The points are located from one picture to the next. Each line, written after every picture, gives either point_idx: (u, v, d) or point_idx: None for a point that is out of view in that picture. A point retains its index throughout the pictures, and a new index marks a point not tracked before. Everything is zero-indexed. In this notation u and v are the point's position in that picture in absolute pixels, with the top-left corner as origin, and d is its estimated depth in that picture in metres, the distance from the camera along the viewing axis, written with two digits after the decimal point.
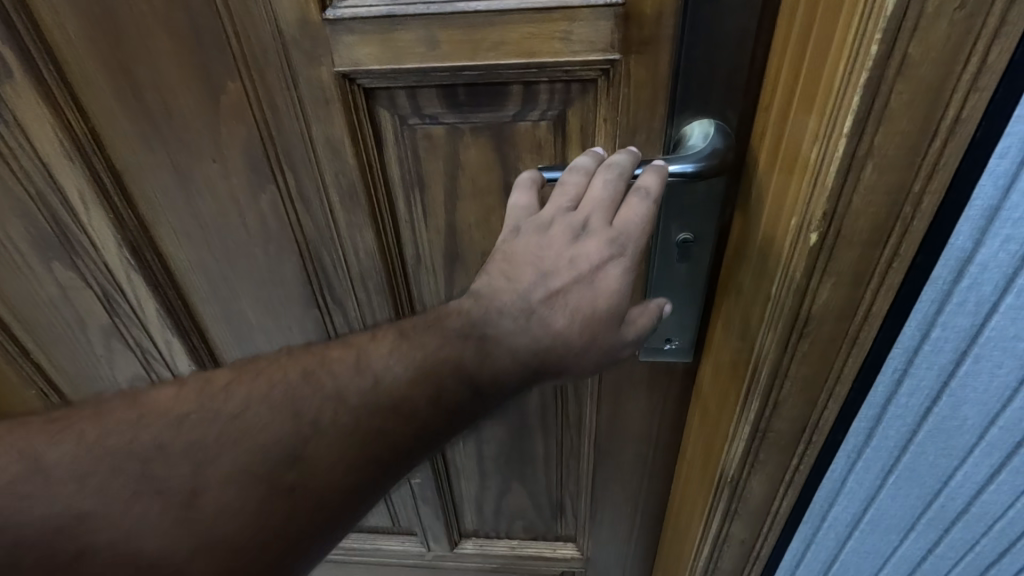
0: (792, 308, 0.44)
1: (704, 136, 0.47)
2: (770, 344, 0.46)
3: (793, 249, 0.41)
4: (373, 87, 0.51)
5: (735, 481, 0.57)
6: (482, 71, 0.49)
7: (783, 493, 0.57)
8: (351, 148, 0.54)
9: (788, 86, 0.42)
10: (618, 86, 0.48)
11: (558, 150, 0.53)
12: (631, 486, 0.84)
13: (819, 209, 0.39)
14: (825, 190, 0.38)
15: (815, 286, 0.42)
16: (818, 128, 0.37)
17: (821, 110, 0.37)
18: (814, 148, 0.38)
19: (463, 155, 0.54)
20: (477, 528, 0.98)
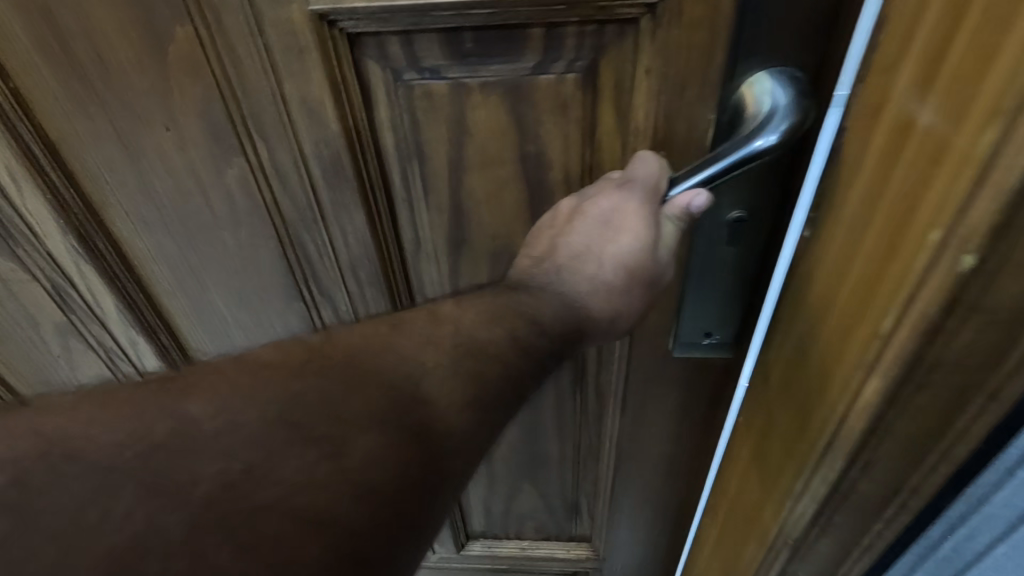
0: (911, 353, 0.32)
1: (771, 91, 0.38)
2: (870, 394, 0.35)
3: (927, 272, 0.29)
4: (358, 33, 0.41)
5: (795, 541, 0.46)
6: (496, 9, 0.39)
7: (855, 560, 0.45)
8: (334, 110, 0.44)
9: (935, 43, 0.29)
10: (667, 28, 0.38)
11: (587, 109, 0.44)
12: (653, 489, 0.77)
13: (983, 219, 0.26)
14: (1003, 190, 0.25)
15: (952, 327, 0.30)
16: (1002, 90, 0.24)
17: (1001, 77, 0.24)
18: (989, 124, 0.25)
19: (471, 118, 0.44)
20: (485, 529, 0.91)
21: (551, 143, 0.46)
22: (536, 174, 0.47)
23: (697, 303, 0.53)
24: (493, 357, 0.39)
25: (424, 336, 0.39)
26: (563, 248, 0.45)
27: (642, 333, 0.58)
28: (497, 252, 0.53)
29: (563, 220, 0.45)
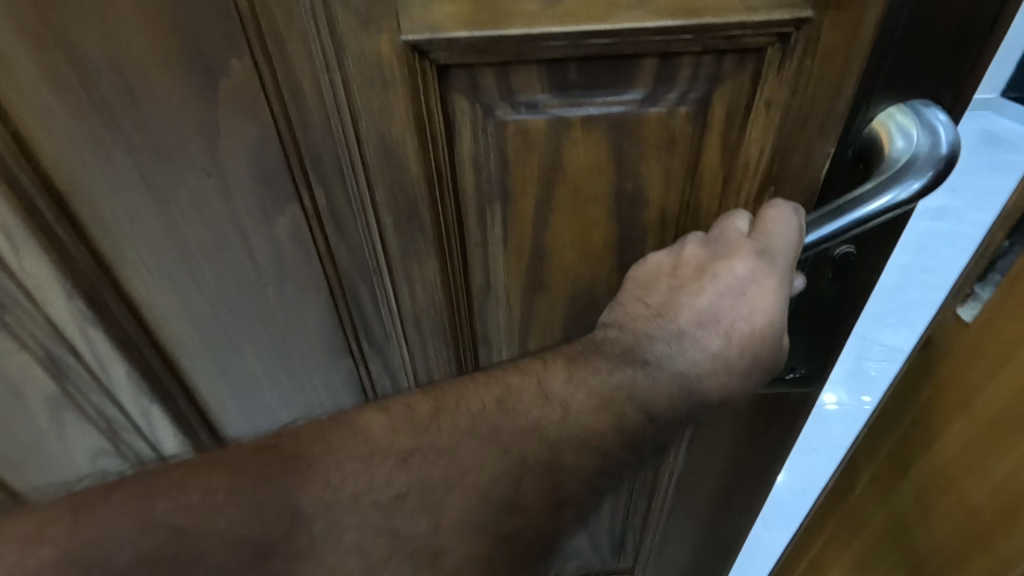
0: None
1: (908, 131, 0.36)
2: None
3: None
4: (450, 64, 0.36)
5: None
6: (614, 40, 0.34)
7: None
8: (415, 150, 0.38)
9: None
10: (799, 58, 0.35)
11: (695, 144, 0.40)
12: (707, 520, 0.75)
13: None
14: None
15: None
16: None
17: None
18: None
19: (567, 155, 0.40)
20: None
21: (651, 180, 0.42)
22: (630, 212, 0.43)
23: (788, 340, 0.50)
24: (596, 449, 0.38)
25: (532, 419, 0.38)
26: (689, 311, 0.40)
27: None
28: (576, 295, 0.49)
29: (691, 282, 0.40)
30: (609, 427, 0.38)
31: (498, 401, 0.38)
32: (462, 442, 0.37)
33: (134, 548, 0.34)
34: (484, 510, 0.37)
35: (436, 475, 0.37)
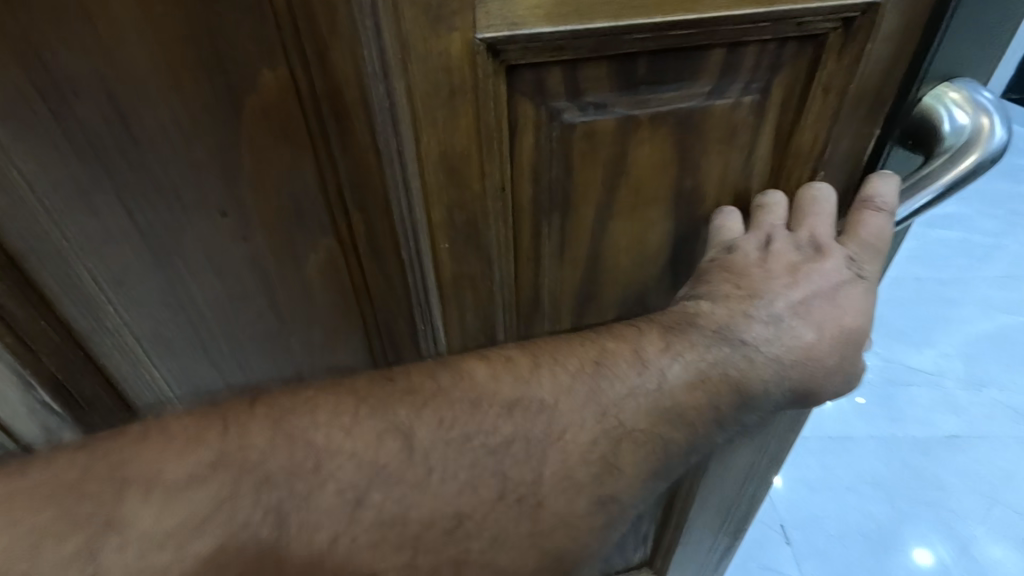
0: None
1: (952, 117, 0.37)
2: None
3: None
4: (519, 63, 0.31)
5: None
6: (694, 30, 0.32)
7: None
8: (477, 168, 0.33)
9: None
10: (861, 43, 0.35)
11: (752, 135, 0.39)
12: (729, 498, 0.76)
13: None
14: None
15: None
16: None
17: None
18: None
19: (631, 155, 0.37)
20: None
21: (708, 175, 0.40)
22: (686, 210, 0.42)
23: None
24: (684, 421, 0.39)
25: (629, 385, 0.38)
26: (786, 306, 0.40)
27: None
28: (626, 302, 0.46)
29: (787, 281, 0.40)
30: (703, 403, 0.39)
31: (596, 364, 0.38)
32: (562, 401, 0.37)
33: (266, 467, 0.32)
34: (587, 466, 0.37)
35: (540, 430, 0.36)
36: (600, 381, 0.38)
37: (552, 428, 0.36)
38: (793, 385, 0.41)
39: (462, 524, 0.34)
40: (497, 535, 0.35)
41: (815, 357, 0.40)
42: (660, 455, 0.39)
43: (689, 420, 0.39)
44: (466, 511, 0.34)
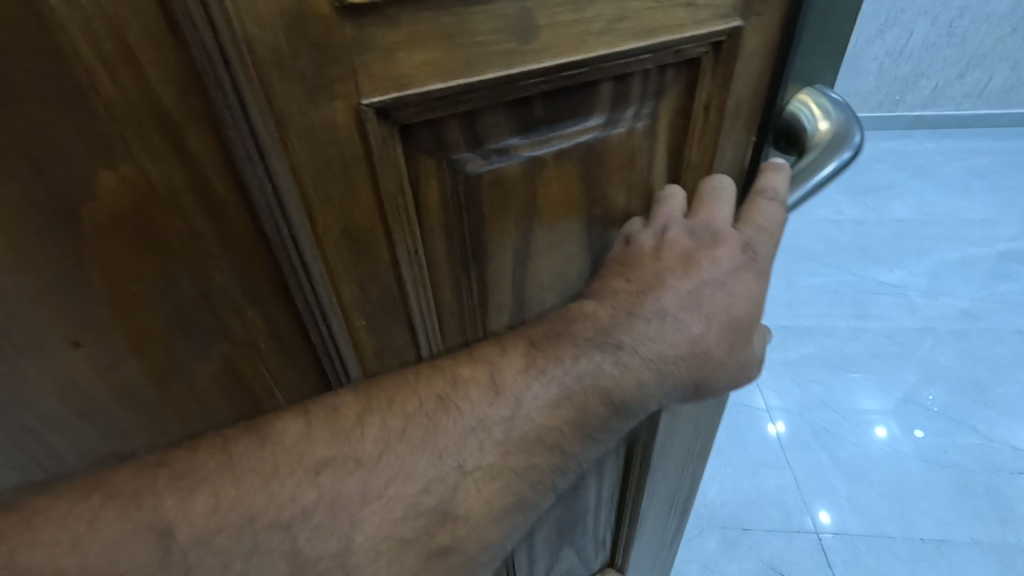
0: None
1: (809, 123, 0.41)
2: None
3: None
4: (413, 122, 0.29)
5: None
6: (584, 68, 0.31)
7: None
8: (382, 237, 0.31)
9: None
10: (730, 63, 0.37)
11: (648, 158, 0.40)
12: (672, 488, 0.79)
13: None
14: None
15: None
16: None
17: None
18: None
19: (541, 194, 0.37)
20: None
21: (614, 200, 0.41)
22: (600, 236, 0.41)
23: None
24: (552, 444, 0.36)
25: (478, 417, 0.34)
26: (672, 298, 0.38)
27: None
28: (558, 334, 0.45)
29: (677, 268, 0.39)
30: (570, 421, 0.36)
31: (439, 399, 0.34)
32: (389, 452, 0.32)
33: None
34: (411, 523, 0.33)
35: (356, 492, 0.31)
36: (442, 419, 0.33)
37: (384, 482, 0.32)
38: (689, 379, 0.39)
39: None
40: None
41: (699, 348, 0.38)
42: (522, 485, 0.36)
43: (550, 443, 0.36)
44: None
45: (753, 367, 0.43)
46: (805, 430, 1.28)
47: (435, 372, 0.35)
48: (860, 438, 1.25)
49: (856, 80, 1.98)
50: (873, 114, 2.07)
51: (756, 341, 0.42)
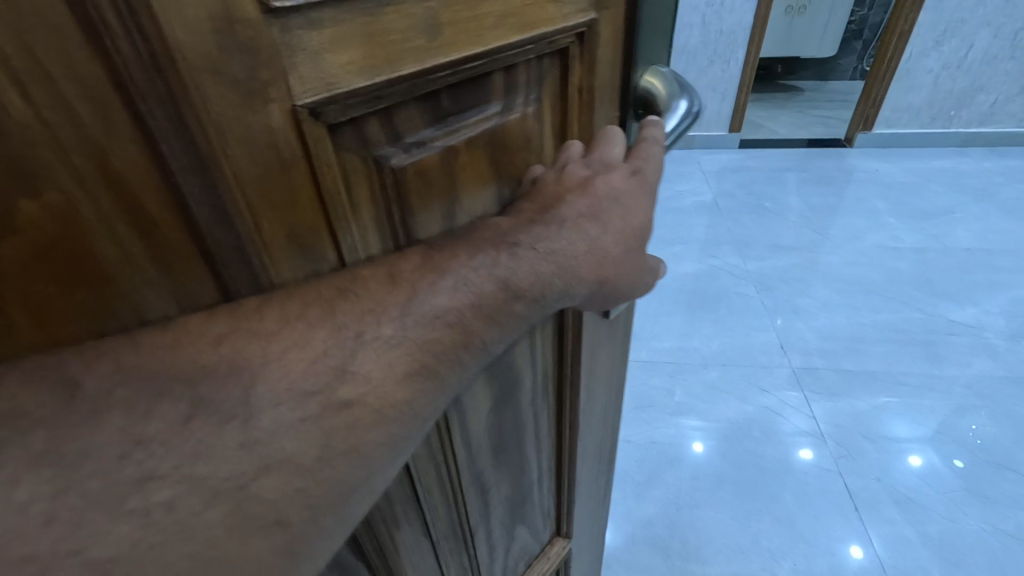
0: None
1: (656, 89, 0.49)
2: None
3: None
4: (340, 122, 0.30)
5: None
6: (482, 60, 0.35)
7: None
8: (325, 235, 0.31)
9: None
10: (591, 49, 0.44)
11: (540, 138, 0.45)
12: (597, 444, 0.87)
13: None
14: None
15: None
16: None
17: None
18: None
19: (459, 181, 0.40)
20: None
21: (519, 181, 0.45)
22: None
23: None
24: (466, 337, 0.33)
25: (377, 299, 0.30)
26: (570, 209, 0.39)
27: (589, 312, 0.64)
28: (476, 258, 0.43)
29: (575, 186, 0.41)
30: (479, 313, 0.34)
31: (339, 290, 0.30)
32: (290, 328, 0.28)
33: None
34: (315, 373, 0.29)
35: (256, 353, 0.28)
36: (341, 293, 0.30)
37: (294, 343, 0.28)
38: (590, 284, 0.40)
39: (144, 448, 0.25)
40: (199, 459, 0.26)
41: (596, 252, 0.39)
42: (433, 368, 0.32)
43: (453, 322, 0.33)
44: (146, 436, 0.25)
45: (643, 279, 0.45)
46: (884, 498, 1.31)
47: (337, 273, 0.31)
48: (893, 461, 1.38)
49: (911, 93, 2.49)
50: (926, 128, 2.57)
51: (645, 257, 0.44)
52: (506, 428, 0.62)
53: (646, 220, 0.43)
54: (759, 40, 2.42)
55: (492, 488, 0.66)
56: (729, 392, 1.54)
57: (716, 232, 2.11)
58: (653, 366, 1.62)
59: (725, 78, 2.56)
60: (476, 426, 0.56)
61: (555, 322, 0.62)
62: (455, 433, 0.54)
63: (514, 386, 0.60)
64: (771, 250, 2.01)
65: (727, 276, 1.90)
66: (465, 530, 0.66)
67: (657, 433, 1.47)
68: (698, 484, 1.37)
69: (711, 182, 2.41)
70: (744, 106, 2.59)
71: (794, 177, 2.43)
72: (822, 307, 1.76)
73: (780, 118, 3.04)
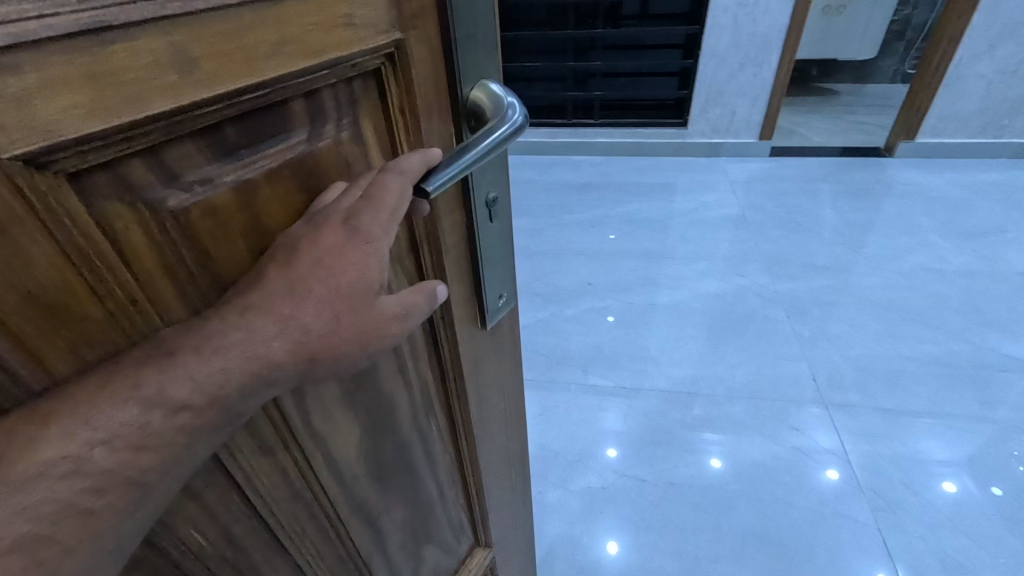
0: None
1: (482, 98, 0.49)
2: None
3: None
4: (84, 169, 0.28)
5: None
6: (264, 91, 0.34)
7: None
8: (84, 287, 0.30)
9: None
10: (406, 69, 0.43)
11: (364, 161, 0.44)
12: (503, 449, 0.88)
13: None
14: None
15: None
16: None
17: None
18: None
19: (265, 214, 0.38)
20: None
21: None
22: None
23: (491, 276, 0.63)
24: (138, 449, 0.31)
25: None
26: (254, 297, 0.36)
27: (462, 324, 0.63)
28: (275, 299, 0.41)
29: (279, 261, 0.37)
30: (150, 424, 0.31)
31: None
32: None
33: None
34: None
35: None
36: None
37: None
38: (302, 358, 0.37)
39: None
40: None
41: (292, 331, 0.36)
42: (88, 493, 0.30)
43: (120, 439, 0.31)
44: None
45: (389, 325, 0.42)
46: (930, 556, 1.31)
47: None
48: (924, 486, 1.44)
49: (957, 103, 2.74)
50: (977, 138, 2.83)
51: (380, 304, 0.40)
52: (387, 452, 0.61)
53: (368, 270, 0.39)
54: (793, 43, 2.64)
55: (381, 514, 0.64)
56: (755, 429, 1.60)
57: (747, 251, 2.32)
58: (671, 397, 1.71)
59: (757, 83, 2.80)
60: (347, 455, 0.55)
61: (428, 338, 0.62)
62: (321, 465, 0.52)
63: (389, 408, 0.59)
64: (804, 270, 2.20)
65: (755, 297, 2.07)
66: (357, 561, 0.63)
67: (671, 471, 1.52)
68: (718, 514, 1.42)
69: (739, 195, 2.72)
70: (774, 114, 2.88)
71: (829, 190, 2.73)
72: (861, 334, 1.88)
73: (816, 127, 3.51)
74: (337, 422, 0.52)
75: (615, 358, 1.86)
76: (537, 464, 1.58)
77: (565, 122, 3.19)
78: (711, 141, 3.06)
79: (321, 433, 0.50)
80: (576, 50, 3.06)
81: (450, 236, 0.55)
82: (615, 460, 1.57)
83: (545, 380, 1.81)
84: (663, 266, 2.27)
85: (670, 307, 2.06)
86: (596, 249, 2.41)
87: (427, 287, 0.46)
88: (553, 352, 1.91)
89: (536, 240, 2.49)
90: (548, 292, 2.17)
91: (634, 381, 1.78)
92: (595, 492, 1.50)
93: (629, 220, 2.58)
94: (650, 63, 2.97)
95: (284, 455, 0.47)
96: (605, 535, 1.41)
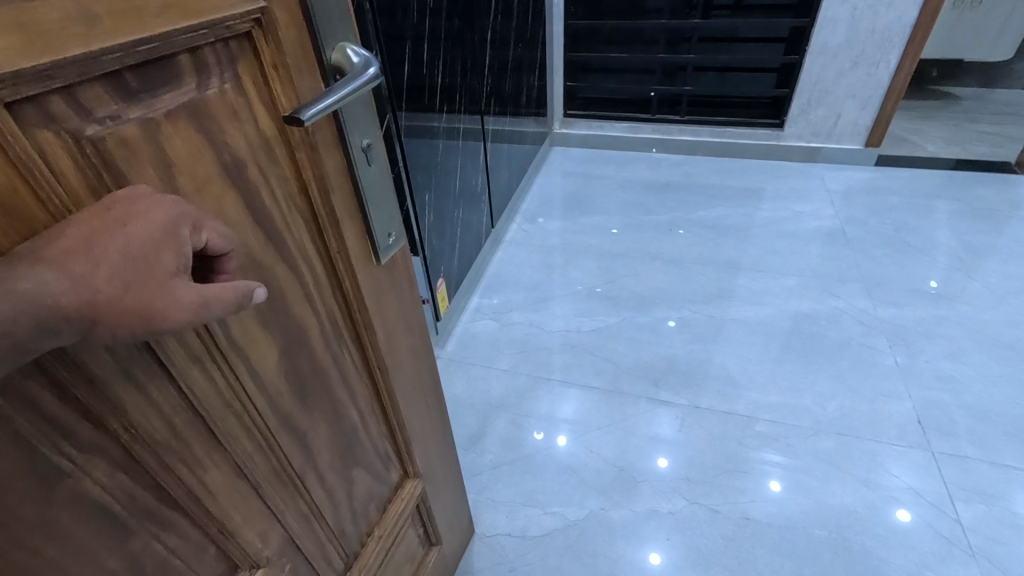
0: None
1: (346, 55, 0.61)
2: None
3: None
4: (19, 100, 0.36)
5: None
6: (154, 44, 0.43)
7: None
8: (26, 194, 0.38)
9: None
10: (273, 32, 0.54)
11: (247, 108, 0.54)
12: (415, 381, 0.99)
13: None
14: None
15: None
16: None
17: None
18: None
19: (169, 147, 0.47)
20: (350, 543, 0.91)
21: (238, 147, 0.54)
22: (239, 174, 0.54)
23: (378, 214, 0.76)
24: None
25: None
26: (56, 250, 0.37)
27: (359, 260, 0.74)
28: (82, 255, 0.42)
29: (82, 222, 0.39)
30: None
31: None
32: None
33: None
34: None
35: None
36: None
37: None
38: (120, 301, 0.39)
39: None
40: None
41: (84, 291, 0.37)
42: None
43: None
44: None
45: (180, 312, 0.42)
46: None
47: None
48: None
49: None
50: None
51: (174, 286, 0.42)
52: (304, 370, 0.70)
53: (161, 253, 0.42)
54: (921, 39, 2.52)
55: (307, 430, 0.73)
56: (848, 469, 1.63)
57: (846, 269, 2.33)
58: (772, 437, 1.72)
59: (869, 83, 2.71)
60: (266, 368, 0.64)
61: (330, 273, 0.72)
62: (244, 372, 0.61)
63: (301, 329, 0.68)
64: (910, 295, 2.19)
65: (853, 323, 2.08)
66: (290, 473, 0.72)
67: (746, 505, 1.56)
68: (801, 559, 1.44)
69: (841, 206, 2.70)
70: (885, 116, 2.76)
71: (943, 208, 2.65)
72: (976, 377, 1.86)
73: (930, 133, 3.32)
74: (254, 335, 0.61)
75: (687, 375, 1.93)
76: (601, 479, 1.64)
77: (649, 118, 3.15)
78: (809, 146, 2.98)
79: (240, 344, 0.59)
80: (669, 41, 2.92)
81: (335, 178, 0.66)
82: (666, 469, 1.66)
83: (617, 392, 1.88)
84: (739, 278, 2.32)
85: (754, 324, 2.10)
86: (676, 253, 2.47)
87: (243, 287, 0.47)
88: (622, 361, 1.98)
89: (609, 241, 2.57)
90: (625, 297, 2.26)
91: (723, 406, 1.82)
92: (662, 517, 1.55)
93: (707, 225, 2.63)
94: (741, 57, 2.84)
95: (210, 360, 0.56)
96: (649, 546, 1.49)
